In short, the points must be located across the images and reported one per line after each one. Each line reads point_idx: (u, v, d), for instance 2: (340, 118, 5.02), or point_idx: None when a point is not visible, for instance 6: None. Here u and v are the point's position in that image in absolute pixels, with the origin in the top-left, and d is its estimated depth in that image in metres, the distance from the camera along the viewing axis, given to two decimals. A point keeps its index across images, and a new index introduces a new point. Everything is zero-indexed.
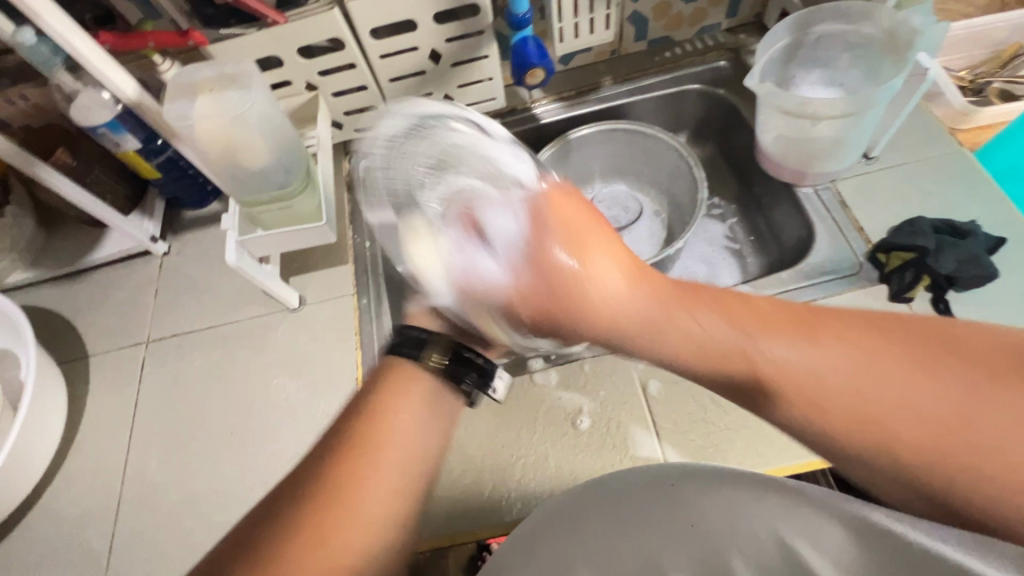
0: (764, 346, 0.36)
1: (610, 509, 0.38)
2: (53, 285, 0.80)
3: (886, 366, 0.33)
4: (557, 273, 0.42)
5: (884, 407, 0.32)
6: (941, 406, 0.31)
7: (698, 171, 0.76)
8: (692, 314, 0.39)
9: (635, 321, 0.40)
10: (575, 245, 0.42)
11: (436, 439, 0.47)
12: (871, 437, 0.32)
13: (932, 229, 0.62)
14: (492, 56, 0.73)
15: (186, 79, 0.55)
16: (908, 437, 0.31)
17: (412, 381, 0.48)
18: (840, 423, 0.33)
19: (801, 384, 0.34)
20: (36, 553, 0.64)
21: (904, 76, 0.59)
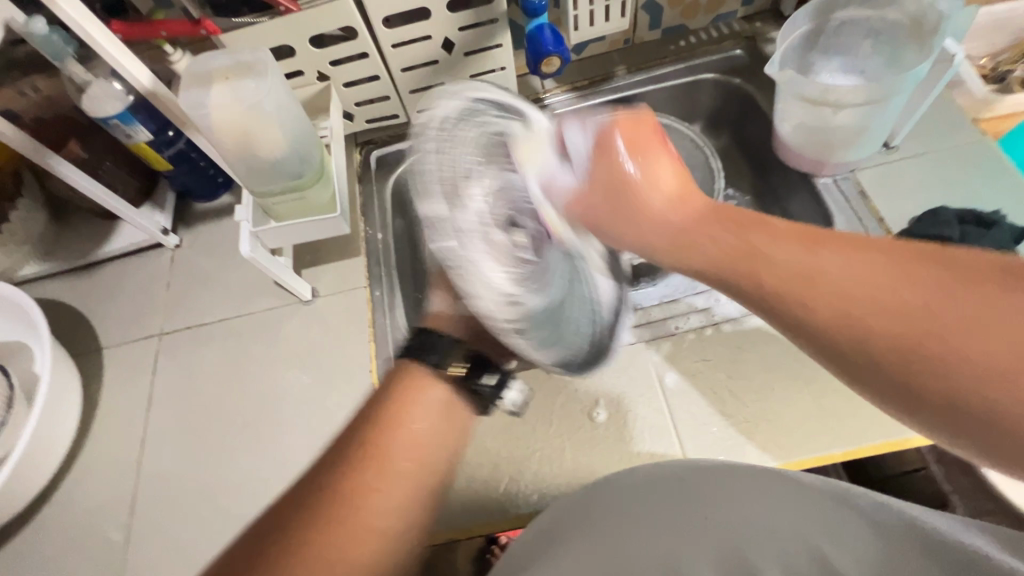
0: (770, 249, 0.36)
1: (630, 507, 0.46)
2: (66, 277, 0.80)
3: (879, 263, 0.32)
4: (613, 178, 0.47)
5: (896, 314, 0.30)
6: (921, 302, 0.29)
7: (716, 161, 0.79)
8: (719, 225, 0.40)
9: (668, 221, 0.43)
10: (633, 155, 0.47)
11: (444, 449, 0.49)
12: (846, 331, 0.32)
13: (956, 219, 0.60)
14: (505, 45, 0.72)
15: (199, 69, 0.55)
16: (880, 330, 0.30)
17: (430, 384, 0.51)
18: (840, 330, 0.32)
19: (821, 294, 0.33)
20: (54, 544, 0.65)
21: (931, 63, 0.58)
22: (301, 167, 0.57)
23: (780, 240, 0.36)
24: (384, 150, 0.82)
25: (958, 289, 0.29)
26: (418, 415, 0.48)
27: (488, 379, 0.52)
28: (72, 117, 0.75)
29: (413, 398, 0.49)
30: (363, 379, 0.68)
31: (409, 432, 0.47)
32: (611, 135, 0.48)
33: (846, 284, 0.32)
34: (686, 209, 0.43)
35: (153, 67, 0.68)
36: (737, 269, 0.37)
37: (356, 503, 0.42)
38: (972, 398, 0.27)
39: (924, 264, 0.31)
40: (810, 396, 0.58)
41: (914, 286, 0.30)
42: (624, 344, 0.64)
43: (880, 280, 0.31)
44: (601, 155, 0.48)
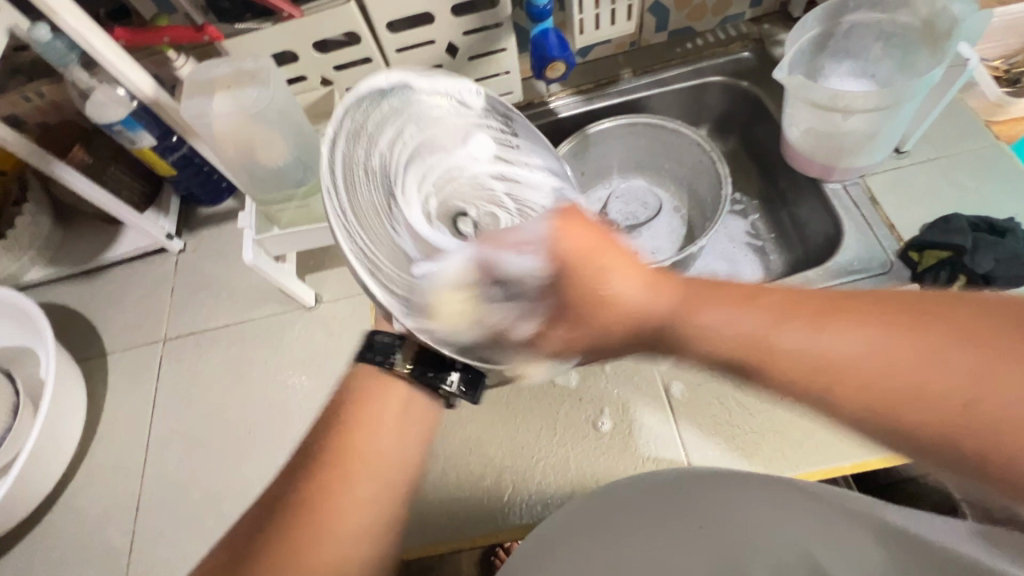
0: (775, 337, 0.34)
1: (623, 519, 0.44)
2: (71, 282, 0.80)
3: (896, 352, 0.31)
4: (567, 274, 0.39)
5: (907, 399, 0.30)
6: (951, 388, 0.29)
7: (722, 166, 0.74)
8: (731, 302, 0.35)
9: (653, 313, 0.37)
10: (581, 251, 0.38)
11: (414, 447, 0.48)
12: (883, 425, 0.31)
13: (968, 226, 0.59)
14: (510, 49, 0.71)
15: (202, 75, 0.54)
16: (920, 422, 0.30)
17: (388, 385, 0.48)
18: (873, 412, 0.31)
19: (844, 382, 0.32)
20: (59, 550, 0.65)
21: (943, 68, 0.57)
22: (304, 175, 0.56)
23: (793, 321, 0.34)
24: None
25: (921, 343, 0.30)
26: (380, 418, 0.47)
27: (441, 375, 0.47)
28: (76, 122, 0.75)
29: (371, 403, 0.47)
30: None
31: (376, 434, 0.46)
32: (554, 217, 0.40)
33: (860, 365, 0.31)
34: (656, 300, 0.37)
35: (157, 72, 0.67)
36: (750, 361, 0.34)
37: (323, 515, 0.42)
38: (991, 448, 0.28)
39: (905, 315, 0.32)
40: None
41: (912, 356, 0.30)
42: (629, 353, 0.63)
43: (875, 346, 0.31)
44: (551, 253, 0.39)
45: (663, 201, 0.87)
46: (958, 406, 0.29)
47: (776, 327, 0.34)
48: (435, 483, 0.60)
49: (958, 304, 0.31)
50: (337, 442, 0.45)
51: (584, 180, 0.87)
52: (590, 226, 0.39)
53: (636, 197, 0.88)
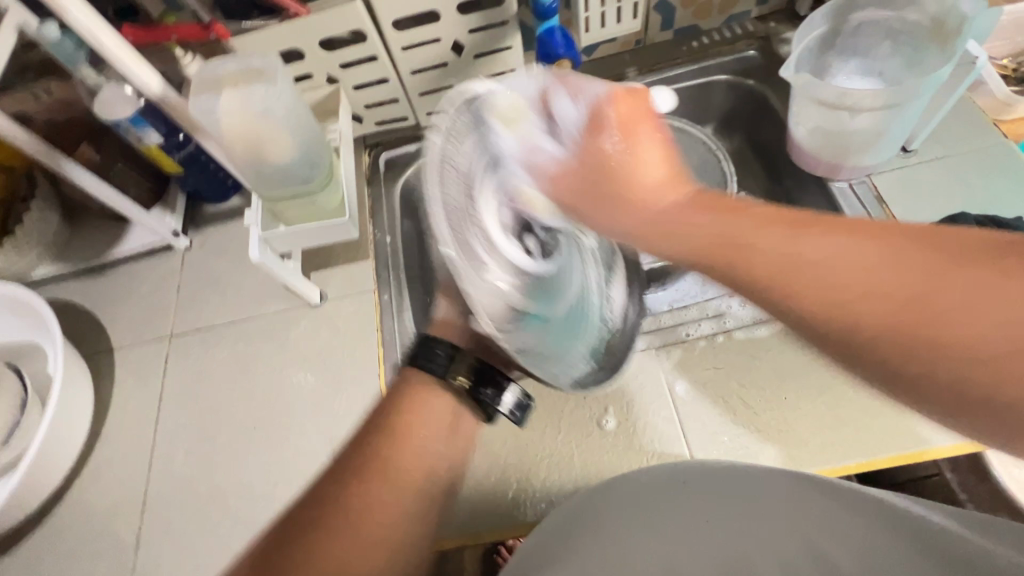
0: (756, 238, 0.32)
1: (631, 511, 0.45)
2: (78, 278, 0.81)
3: (903, 257, 0.28)
4: (593, 159, 0.43)
5: (865, 297, 0.28)
6: (948, 304, 0.26)
7: (727, 165, 0.76)
8: (699, 212, 0.36)
9: (647, 212, 0.39)
10: (615, 129, 0.43)
11: (453, 453, 0.50)
12: (842, 327, 0.29)
13: (975, 225, 0.59)
14: (515, 47, 0.71)
15: (210, 74, 0.54)
16: (892, 321, 0.27)
17: (436, 394, 0.51)
18: (863, 328, 0.28)
19: (807, 282, 0.30)
20: (66, 544, 0.65)
21: (952, 66, 0.57)
22: (310, 173, 0.57)
23: (773, 227, 0.32)
24: (393, 152, 0.81)
25: (923, 258, 0.28)
26: (426, 422, 0.49)
27: (494, 394, 0.51)
28: (83, 120, 0.75)
29: (420, 405, 0.50)
30: (372, 383, 0.68)
31: (416, 441, 0.48)
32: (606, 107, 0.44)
33: (826, 271, 0.30)
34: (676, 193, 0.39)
35: (164, 70, 0.68)
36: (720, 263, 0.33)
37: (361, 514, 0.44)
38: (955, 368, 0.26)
39: (898, 233, 0.29)
40: (825, 406, 0.57)
41: (902, 270, 0.28)
42: (634, 352, 0.63)
43: (862, 256, 0.29)
44: (590, 128, 0.44)
45: None
46: (907, 317, 0.27)
47: (756, 227, 0.33)
48: None
49: (987, 241, 0.27)
50: (380, 448, 0.47)
51: None
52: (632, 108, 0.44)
53: None
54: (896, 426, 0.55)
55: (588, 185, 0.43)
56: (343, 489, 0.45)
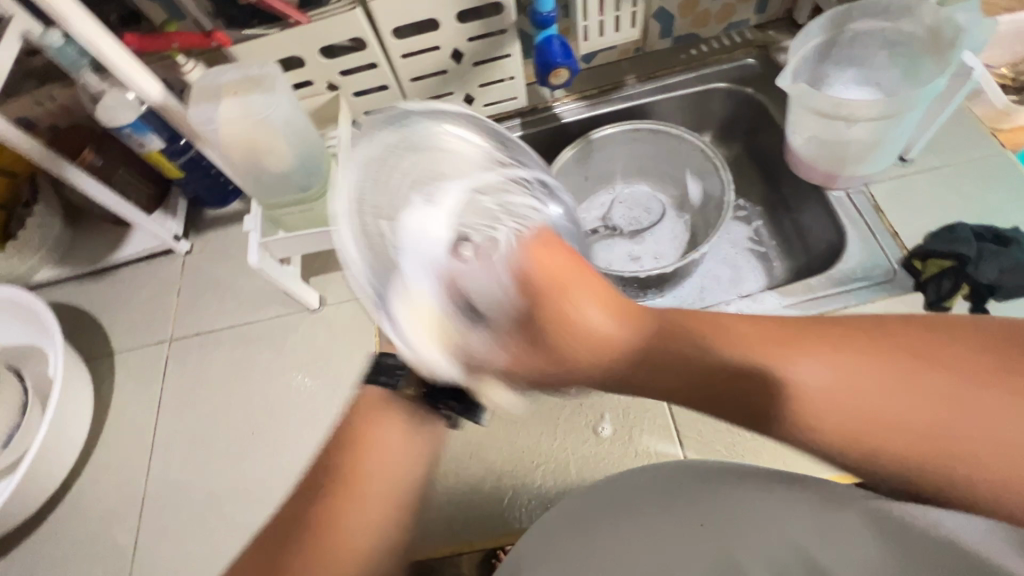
0: (768, 367, 0.33)
1: (623, 508, 0.43)
2: (80, 282, 0.82)
3: (905, 378, 0.30)
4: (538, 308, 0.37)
5: (879, 422, 0.30)
6: (961, 429, 0.29)
7: (725, 173, 0.74)
8: (674, 334, 0.36)
9: (616, 351, 0.36)
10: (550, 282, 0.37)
11: (417, 469, 0.45)
12: (880, 457, 0.30)
13: (973, 235, 0.59)
14: (514, 55, 0.72)
15: (210, 82, 0.55)
16: (921, 452, 0.29)
17: (392, 416, 0.45)
18: (886, 458, 0.30)
19: (831, 421, 0.31)
20: (65, 547, 0.66)
21: (948, 77, 0.57)
22: (309, 180, 0.57)
23: (740, 342, 0.34)
24: None
25: (908, 373, 0.30)
26: (382, 443, 0.44)
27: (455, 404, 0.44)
28: (85, 124, 0.76)
29: (370, 429, 0.44)
30: None
31: (374, 467, 0.43)
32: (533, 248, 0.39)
33: (837, 396, 0.31)
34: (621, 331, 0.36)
35: (166, 76, 0.68)
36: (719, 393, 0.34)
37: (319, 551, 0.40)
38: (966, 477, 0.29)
39: (888, 349, 0.31)
40: None
41: (914, 398, 0.30)
42: None
43: (848, 376, 0.31)
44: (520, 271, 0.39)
45: (668, 202, 0.87)
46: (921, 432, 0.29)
47: (767, 356, 0.33)
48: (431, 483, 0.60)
49: (952, 332, 0.31)
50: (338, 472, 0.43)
51: (587, 185, 0.87)
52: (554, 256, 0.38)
53: (639, 203, 0.87)
54: None
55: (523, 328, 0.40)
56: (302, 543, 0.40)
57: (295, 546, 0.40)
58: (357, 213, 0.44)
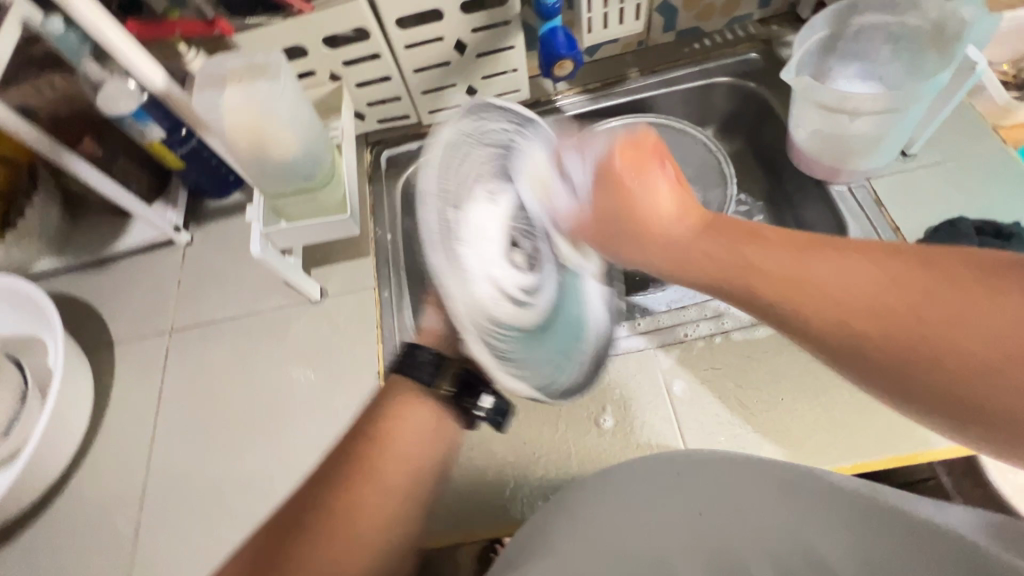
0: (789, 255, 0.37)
1: (616, 498, 0.45)
2: (79, 272, 0.81)
3: (910, 275, 0.32)
4: (610, 190, 0.46)
5: (903, 317, 0.31)
6: (945, 314, 0.30)
7: (728, 166, 0.77)
8: (713, 237, 0.41)
9: (666, 239, 0.43)
10: (633, 168, 0.46)
11: (437, 455, 0.50)
12: (861, 331, 0.33)
13: (974, 230, 0.59)
14: (518, 47, 0.72)
15: (213, 70, 0.55)
16: (912, 338, 0.31)
17: (422, 403, 0.50)
18: (858, 339, 0.33)
19: (817, 302, 0.34)
20: (65, 537, 0.65)
21: (952, 71, 0.57)
22: (313, 170, 0.57)
23: (777, 239, 0.38)
24: (395, 150, 0.82)
25: (937, 283, 0.31)
26: (410, 426, 0.49)
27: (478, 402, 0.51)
28: (87, 114, 0.75)
29: (402, 410, 0.50)
30: (371, 380, 0.68)
31: (395, 443, 0.48)
32: (612, 160, 0.47)
33: (838, 288, 0.34)
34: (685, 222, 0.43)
35: (167, 65, 0.68)
36: (734, 279, 0.39)
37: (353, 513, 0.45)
38: (979, 387, 0.29)
39: (901, 253, 0.34)
40: (820, 406, 0.57)
41: (905, 285, 0.32)
42: (632, 351, 0.64)
43: (878, 273, 0.33)
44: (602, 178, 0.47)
45: None
46: (936, 323, 0.31)
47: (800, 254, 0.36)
48: None
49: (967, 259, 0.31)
50: (367, 449, 0.48)
51: None
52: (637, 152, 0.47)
53: None
54: (892, 426, 0.55)
55: (608, 226, 0.47)
56: (327, 492, 0.46)
57: (317, 498, 0.46)
58: (435, 195, 0.43)
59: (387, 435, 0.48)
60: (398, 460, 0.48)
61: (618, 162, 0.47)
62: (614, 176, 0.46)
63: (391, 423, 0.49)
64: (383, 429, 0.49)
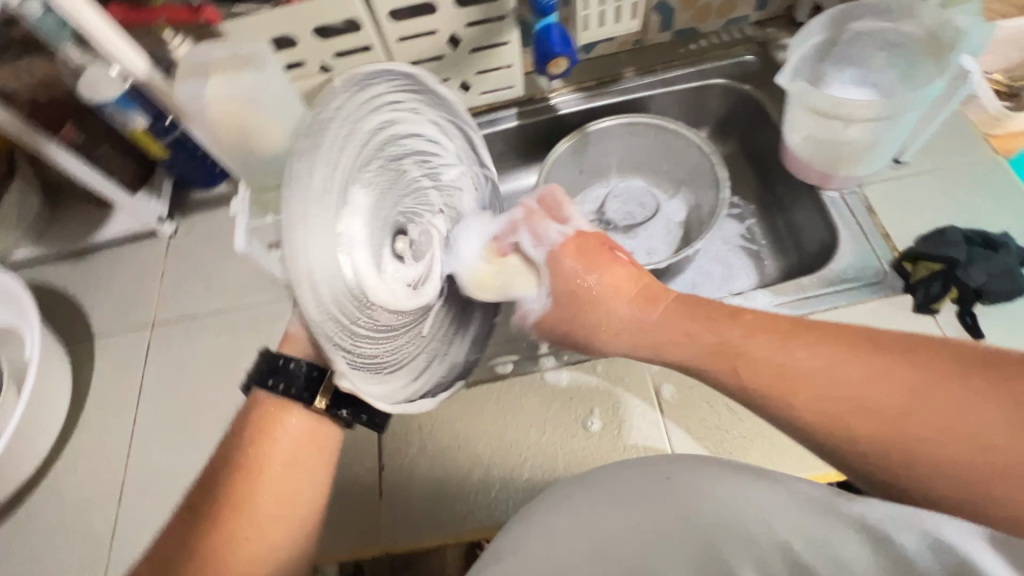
0: (752, 345, 0.42)
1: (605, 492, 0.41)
2: (59, 262, 0.79)
3: (866, 363, 0.37)
4: (579, 296, 0.51)
5: (852, 404, 0.36)
6: (894, 396, 0.35)
7: (721, 169, 0.74)
8: (680, 317, 0.47)
9: (642, 323, 0.48)
10: (589, 269, 0.51)
11: (321, 476, 0.49)
12: (848, 429, 0.36)
13: (963, 239, 0.60)
14: (512, 43, 0.71)
15: (197, 59, 0.53)
16: (877, 428, 0.35)
17: (288, 414, 0.48)
18: (848, 432, 0.36)
19: (804, 394, 0.38)
20: (40, 533, 0.64)
21: (947, 80, 0.57)
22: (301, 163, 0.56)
23: (686, 316, 0.46)
24: None
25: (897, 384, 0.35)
26: (281, 450, 0.47)
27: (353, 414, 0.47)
28: (66, 99, 0.72)
29: (272, 433, 0.47)
30: None
31: (274, 476, 0.47)
32: (561, 257, 0.52)
33: (835, 378, 0.37)
34: (647, 307, 0.48)
35: (152, 52, 0.66)
36: (716, 365, 0.43)
37: (227, 549, 0.43)
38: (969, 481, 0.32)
39: (855, 339, 0.39)
40: None
41: (875, 374, 0.36)
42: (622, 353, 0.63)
43: (837, 359, 0.38)
44: (562, 274, 0.52)
45: (662, 198, 0.87)
46: (898, 438, 0.34)
47: (755, 337, 0.42)
48: (417, 473, 0.60)
49: (926, 347, 0.36)
50: (237, 478, 0.46)
51: (583, 178, 0.86)
52: (591, 246, 0.52)
53: (634, 197, 0.87)
54: None
55: (576, 320, 0.51)
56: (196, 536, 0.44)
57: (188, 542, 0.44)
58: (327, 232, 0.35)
59: (264, 467, 0.47)
60: (278, 492, 0.46)
61: (568, 251, 0.52)
62: (576, 276, 0.51)
63: (264, 455, 0.47)
64: (257, 464, 0.47)
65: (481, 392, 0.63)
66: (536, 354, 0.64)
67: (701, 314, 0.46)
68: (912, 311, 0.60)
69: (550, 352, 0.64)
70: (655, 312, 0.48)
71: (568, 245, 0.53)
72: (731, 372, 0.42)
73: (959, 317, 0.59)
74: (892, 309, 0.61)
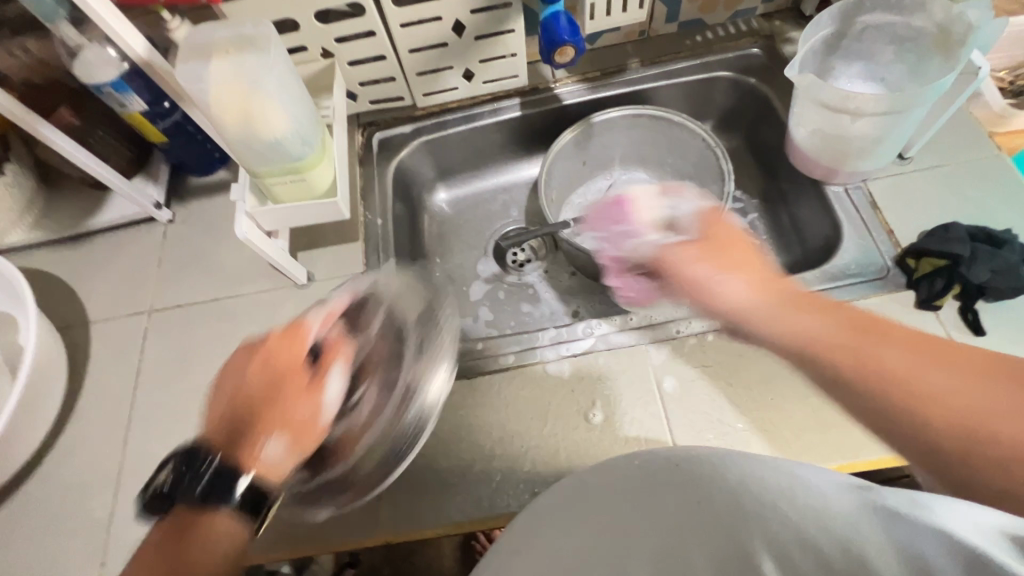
0: (868, 343, 0.38)
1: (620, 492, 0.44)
2: (54, 247, 0.78)
3: (974, 379, 0.33)
4: (681, 252, 0.54)
5: (950, 412, 0.33)
6: (977, 415, 0.32)
7: (726, 163, 0.74)
8: (796, 307, 0.43)
9: (745, 303, 0.46)
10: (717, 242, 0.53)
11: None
12: (923, 427, 0.34)
13: (967, 236, 0.60)
14: (518, 31, 0.70)
15: (199, 40, 0.52)
16: (960, 441, 0.32)
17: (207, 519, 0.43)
18: (930, 437, 0.33)
19: (903, 395, 0.35)
20: (35, 521, 0.63)
21: (956, 75, 0.56)
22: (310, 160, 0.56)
23: (802, 307, 0.43)
24: (387, 133, 0.82)
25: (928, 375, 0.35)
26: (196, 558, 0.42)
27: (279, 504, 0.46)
28: (59, 80, 0.70)
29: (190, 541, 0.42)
30: None
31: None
32: (711, 220, 0.57)
33: (938, 386, 0.34)
34: (756, 290, 0.46)
35: (150, 33, 0.65)
36: (810, 353, 0.40)
37: None
38: (999, 464, 0.31)
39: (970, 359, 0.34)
40: (809, 408, 0.57)
41: (986, 391, 0.32)
42: (624, 346, 0.63)
43: (937, 370, 0.34)
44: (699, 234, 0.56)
45: None
46: (923, 402, 0.34)
47: (877, 341, 0.38)
48: (418, 463, 0.60)
49: None
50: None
51: (585, 170, 0.86)
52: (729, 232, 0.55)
53: None
54: None
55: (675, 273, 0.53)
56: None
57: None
58: None
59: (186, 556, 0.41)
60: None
61: (719, 224, 0.56)
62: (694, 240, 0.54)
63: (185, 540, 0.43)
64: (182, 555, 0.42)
65: (483, 383, 0.63)
66: (538, 346, 0.64)
67: (813, 308, 0.42)
68: (915, 307, 0.60)
69: (553, 344, 0.64)
70: (762, 296, 0.45)
71: (714, 216, 0.57)
72: (835, 364, 0.38)
73: (961, 314, 0.59)
74: (895, 305, 0.61)
